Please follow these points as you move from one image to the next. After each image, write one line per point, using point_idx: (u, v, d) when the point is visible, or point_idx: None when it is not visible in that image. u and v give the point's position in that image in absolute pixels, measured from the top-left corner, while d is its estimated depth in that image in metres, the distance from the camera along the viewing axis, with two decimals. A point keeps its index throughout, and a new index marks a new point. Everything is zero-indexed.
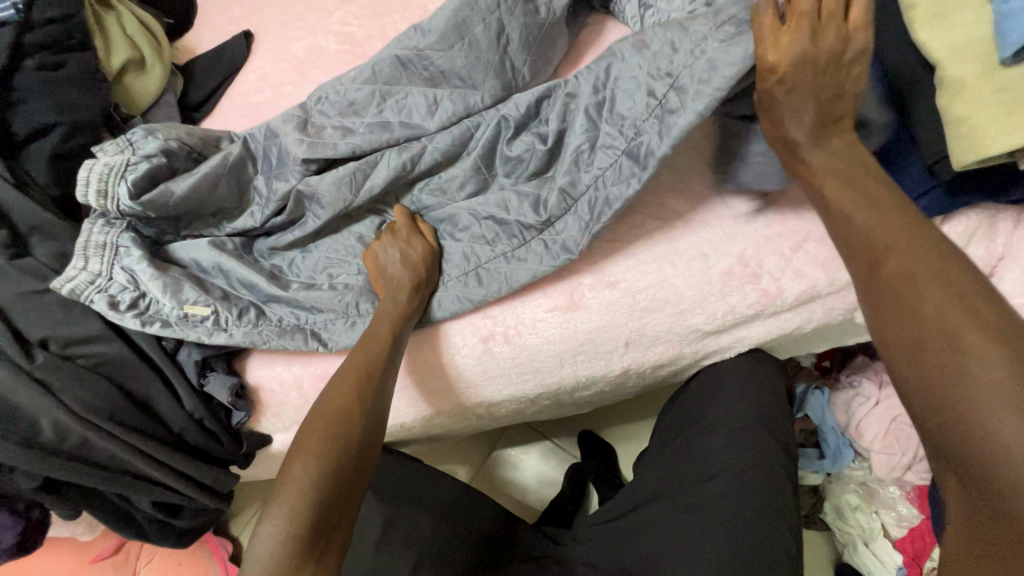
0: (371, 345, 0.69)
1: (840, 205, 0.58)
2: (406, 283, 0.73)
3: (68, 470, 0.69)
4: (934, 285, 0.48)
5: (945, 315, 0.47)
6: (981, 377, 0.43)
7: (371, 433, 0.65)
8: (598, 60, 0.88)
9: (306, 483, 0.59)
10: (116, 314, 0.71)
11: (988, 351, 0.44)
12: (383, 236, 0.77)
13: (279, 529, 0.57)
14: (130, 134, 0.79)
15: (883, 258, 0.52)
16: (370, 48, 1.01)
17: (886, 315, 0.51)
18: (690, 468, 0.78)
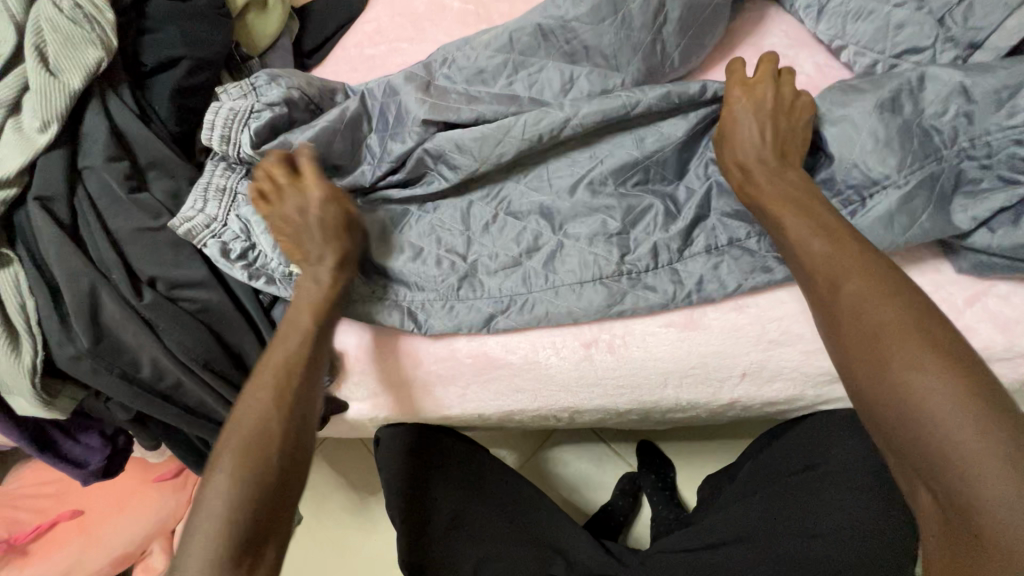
0: (290, 342, 0.62)
1: (796, 235, 0.57)
2: (328, 261, 0.66)
3: (160, 408, 0.70)
4: (904, 328, 0.48)
5: (917, 359, 0.46)
6: (949, 424, 0.43)
7: (293, 451, 0.56)
8: (754, 51, 0.78)
9: (229, 493, 0.52)
10: (226, 263, 0.70)
11: (958, 400, 0.43)
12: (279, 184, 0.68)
13: (207, 539, 0.51)
14: (254, 78, 0.76)
15: (838, 290, 0.52)
16: (495, 11, 0.94)
17: (853, 351, 0.50)
18: (792, 519, 0.72)
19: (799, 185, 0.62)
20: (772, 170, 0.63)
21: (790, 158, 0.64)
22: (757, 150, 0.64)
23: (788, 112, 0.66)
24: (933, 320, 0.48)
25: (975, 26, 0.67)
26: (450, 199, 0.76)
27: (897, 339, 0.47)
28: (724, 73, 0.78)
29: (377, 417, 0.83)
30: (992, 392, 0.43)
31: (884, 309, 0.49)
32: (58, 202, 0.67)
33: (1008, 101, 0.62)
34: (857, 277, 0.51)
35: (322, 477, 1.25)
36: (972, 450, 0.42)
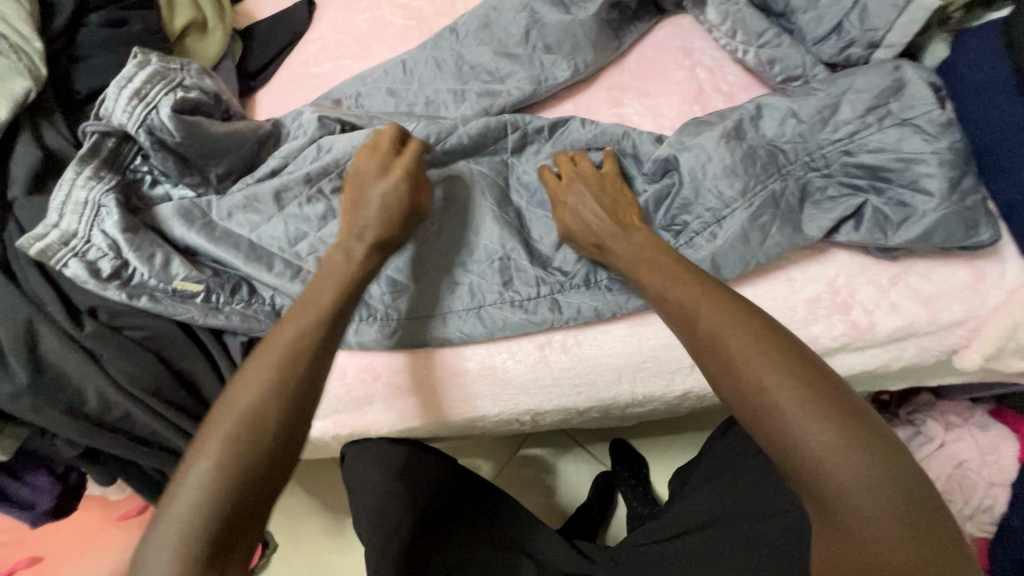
0: (288, 330, 0.57)
1: (657, 289, 0.60)
2: (374, 233, 0.67)
3: (108, 441, 0.68)
4: (761, 359, 0.50)
5: (780, 395, 0.48)
6: (823, 447, 0.46)
7: (308, 442, 0.54)
8: (683, 56, 0.82)
9: (208, 479, 0.49)
10: (97, 283, 0.66)
11: (820, 421, 0.47)
12: (370, 165, 0.70)
13: (190, 509, 0.47)
14: (188, 64, 0.77)
15: (714, 337, 0.53)
16: (437, 26, 0.96)
17: (729, 396, 0.52)
18: (746, 507, 0.75)
19: (650, 243, 0.65)
20: (619, 235, 0.66)
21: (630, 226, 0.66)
22: (592, 224, 0.68)
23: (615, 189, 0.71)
24: (788, 344, 0.51)
25: (871, 28, 0.68)
26: (339, 220, 0.75)
27: (757, 379, 0.50)
28: (658, 77, 0.82)
29: (340, 435, 0.82)
30: (853, 408, 0.48)
31: (758, 350, 0.51)
32: None
33: (905, 95, 0.66)
34: (719, 319, 0.54)
35: (295, 500, 1.23)
36: (848, 468, 0.45)
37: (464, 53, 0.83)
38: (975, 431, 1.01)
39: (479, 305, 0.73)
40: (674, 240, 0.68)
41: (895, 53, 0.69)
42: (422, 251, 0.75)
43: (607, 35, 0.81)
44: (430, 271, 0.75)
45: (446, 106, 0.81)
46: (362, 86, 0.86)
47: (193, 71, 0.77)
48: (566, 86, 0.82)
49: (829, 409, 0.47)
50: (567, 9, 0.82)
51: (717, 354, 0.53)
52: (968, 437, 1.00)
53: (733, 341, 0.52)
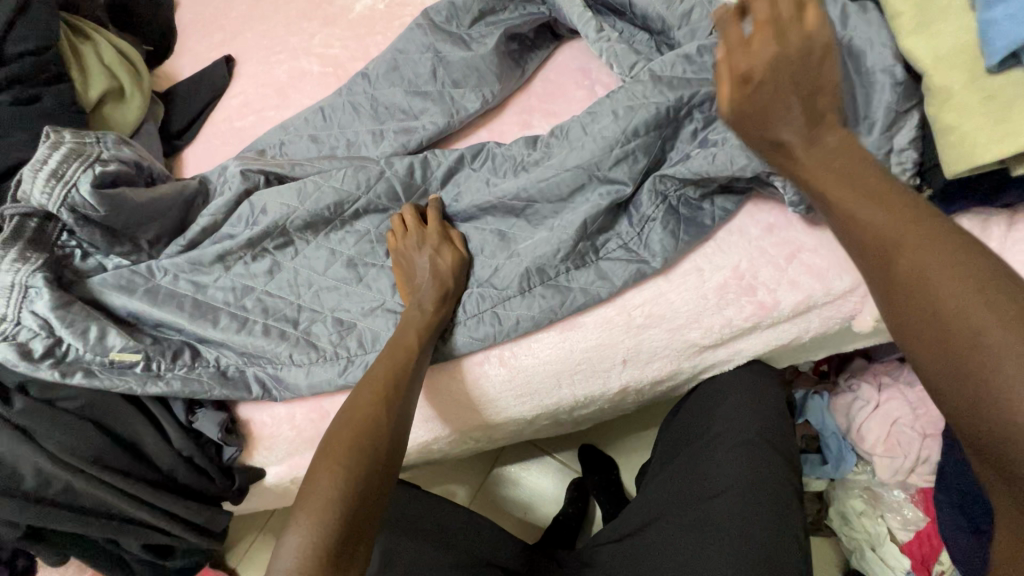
0: (390, 358, 0.67)
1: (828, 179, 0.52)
2: (433, 294, 0.72)
3: (50, 519, 0.67)
4: (943, 267, 0.43)
5: (963, 320, 0.40)
6: (980, 332, 0.39)
7: (375, 458, 0.60)
8: (582, 76, 0.88)
9: (335, 479, 0.57)
10: (28, 364, 0.66)
11: (978, 303, 0.40)
12: (411, 239, 0.75)
13: (306, 540, 0.54)
14: (100, 134, 0.78)
15: (887, 253, 0.46)
16: (353, 70, 1.00)
17: (894, 312, 0.45)
18: (695, 485, 0.77)
19: (846, 144, 0.53)
20: (799, 113, 0.54)
21: (826, 116, 0.54)
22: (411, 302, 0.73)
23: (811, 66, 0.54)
24: (941, 229, 0.45)
25: None
26: (282, 272, 0.79)
27: (952, 313, 0.41)
28: (562, 98, 0.87)
29: (298, 477, 0.82)
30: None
31: (919, 235, 0.45)
32: None
33: None
34: (885, 216, 0.47)
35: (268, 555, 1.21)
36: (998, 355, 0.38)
37: (377, 94, 0.87)
38: (904, 389, 1.07)
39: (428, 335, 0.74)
40: (592, 251, 0.74)
41: None
42: (366, 293, 0.78)
43: (510, 65, 0.87)
44: (377, 309, 0.76)
45: (366, 147, 0.85)
46: (284, 135, 0.88)
47: (109, 143, 0.78)
48: (477, 116, 0.87)
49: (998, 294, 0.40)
50: (468, 45, 0.88)
51: (904, 285, 0.44)
52: (899, 395, 1.06)
53: (927, 270, 0.43)
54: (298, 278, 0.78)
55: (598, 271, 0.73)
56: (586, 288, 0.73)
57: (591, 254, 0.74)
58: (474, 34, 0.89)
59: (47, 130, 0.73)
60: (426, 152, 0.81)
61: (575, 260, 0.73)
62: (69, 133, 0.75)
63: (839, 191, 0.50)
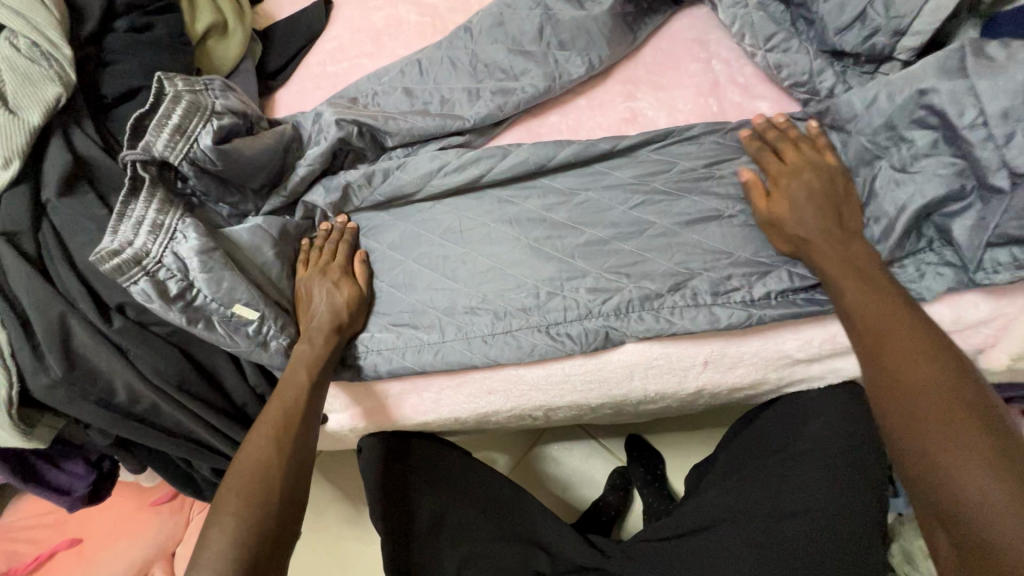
0: (289, 391, 0.67)
1: (851, 300, 0.60)
2: (326, 328, 0.71)
3: (136, 431, 0.71)
4: (946, 386, 0.52)
5: (962, 442, 0.49)
6: (952, 465, 0.49)
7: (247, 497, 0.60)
8: (699, 48, 0.81)
9: (232, 528, 0.57)
10: (163, 304, 0.67)
11: (970, 455, 0.48)
12: (312, 268, 0.76)
13: (244, 528, 0.58)
14: (207, 79, 0.78)
15: (882, 342, 0.56)
16: (451, 22, 0.96)
17: (888, 407, 0.54)
18: (764, 501, 0.72)
19: (846, 253, 0.62)
20: (839, 238, 0.64)
21: (857, 257, 0.62)
22: (807, 214, 0.65)
23: (829, 183, 0.67)
24: (960, 376, 0.53)
25: (897, 15, 0.67)
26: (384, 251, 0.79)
27: (943, 423, 0.50)
28: (673, 71, 0.80)
29: (357, 427, 0.85)
30: (986, 433, 0.49)
31: (925, 395, 0.52)
32: (24, 236, 0.68)
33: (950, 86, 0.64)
34: (891, 338, 0.56)
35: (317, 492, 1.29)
36: (988, 500, 0.46)
37: (478, 51, 0.83)
38: None
39: (507, 331, 0.72)
40: (708, 289, 0.68)
41: (923, 39, 0.67)
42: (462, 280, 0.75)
43: (621, 30, 0.81)
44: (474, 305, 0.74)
45: (460, 106, 0.81)
46: (378, 85, 0.86)
47: (216, 90, 0.78)
48: (579, 83, 0.81)
49: (981, 452, 0.48)
50: (580, 5, 0.82)
51: (892, 384, 0.54)
52: None
53: (921, 391, 0.52)
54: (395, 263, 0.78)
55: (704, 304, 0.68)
56: (694, 312, 0.68)
57: (710, 295, 0.68)
58: None
59: (156, 77, 0.74)
60: (546, 141, 0.77)
61: (685, 294, 0.69)
62: (180, 80, 0.75)
63: (868, 328, 0.58)
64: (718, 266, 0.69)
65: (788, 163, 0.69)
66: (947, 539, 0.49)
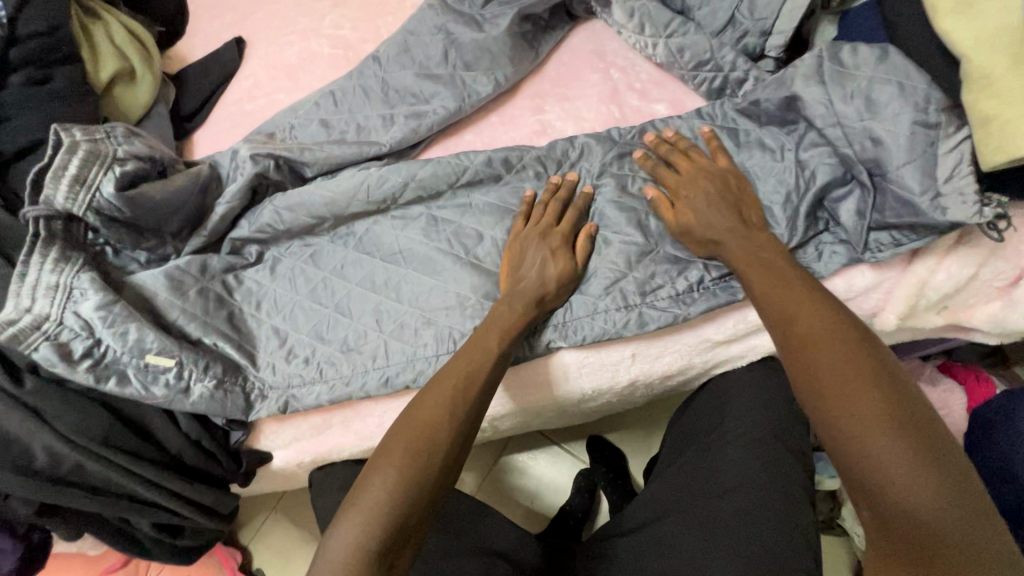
0: (472, 357, 0.64)
1: (762, 289, 0.61)
2: (529, 295, 0.68)
3: (63, 496, 0.68)
4: (850, 363, 0.52)
5: (868, 416, 0.49)
6: (881, 440, 0.48)
7: (427, 464, 0.57)
8: (598, 59, 0.86)
9: (390, 486, 0.55)
10: (66, 366, 0.65)
11: (892, 446, 0.48)
12: (530, 233, 0.73)
13: (352, 538, 0.53)
14: (109, 127, 0.77)
15: (793, 318, 0.57)
16: (364, 52, 0.98)
17: (801, 380, 0.55)
18: (703, 482, 0.75)
19: (766, 245, 0.64)
20: (739, 233, 0.65)
21: (760, 234, 0.65)
22: (721, 214, 0.67)
23: (733, 185, 0.69)
24: (887, 369, 0.52)
25: (761, 17, 0.75)
26: (316, 278, 0.78)
27: (841, 396, 0.51)
28: (576, 82, 0.85)
29: (303, 462, 0.84)
30: (905, 412, 0.49)
31: (847, 377, 0.52)
32: None
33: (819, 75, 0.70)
34: (809, 330, 0.56)
35: (281, 535, 1.26)
36: (917, 497, 0.46)
37: (388, 78, 0.85)
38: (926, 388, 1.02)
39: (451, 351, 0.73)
40: (636, 289, 0.71)
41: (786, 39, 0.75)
42: (398, 304, 0.76)
43: (524, 48, 0.85)
44: (411, 326, 0.75)
45: (376, 131, 0.83)
46: (294, 118, 0.87)
47: (119, 136, 0.77)
48: (490, 101, 0.85)
49: (910, 447, 0.47)
50: (482, 27, 0.85)
51: (800, 354, 0.55)
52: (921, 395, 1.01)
53: (816, 361, 0.54)
54: (326, 291, 0.78)
55: (629, 303, 0.70)
56: (621, 311, 0.70)
57: (637, 294, 0.70)
58: (487, 15, 0.86)
59: (53, 129, 0.71)
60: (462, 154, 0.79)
61: (616, 297, 0.71)
62: (77, 130, 0.73)
63: (773, 303, 0.60)
64: (645, 265, 0.72)
65: (692, 171, 0.71)
66: (873, 523, 0.49)
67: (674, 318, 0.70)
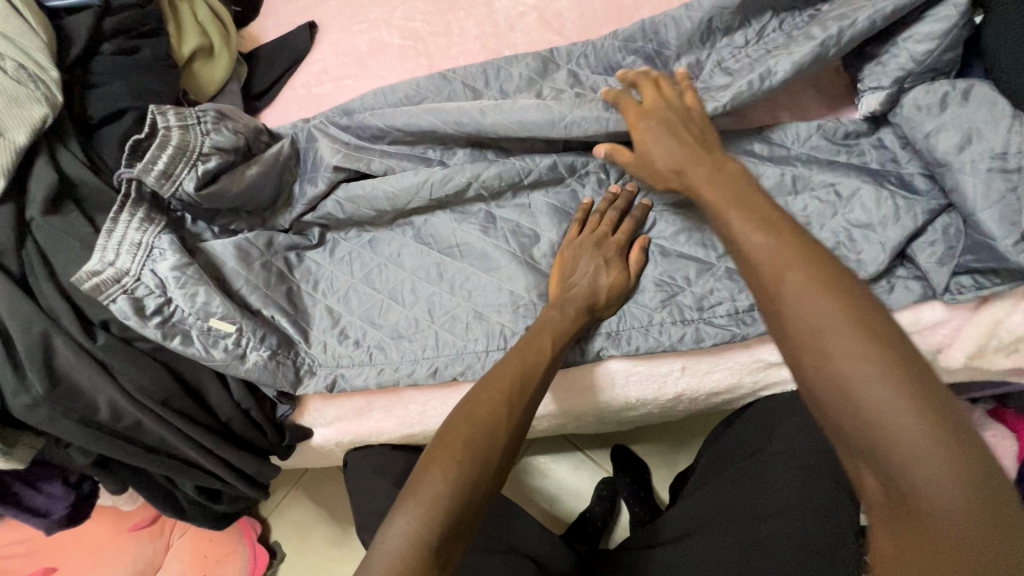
0: (529, 354, 0.65)
1: (731, 212, 0.54)
2: (580, 301, 0.69)
3: (119, 449, 0.71)
4: (826, 297, 0.45)
5: (840, 352, 0.43)
6: (870, 389, 0.41)
7: (489, 453, 0.57)
8: None
9: (452, 477, 0.54)
10: (139, 320, 0.67)
11: (884, 378, 0.41)
12: (585, 241, 0.73)
13: (411, 531, 0.51)
14: (201, 110, 0.78)
15: (775, 260, 0.48)
16: (432, 45, 0.99)
17: (772, 311, 0.48)
18: (745, 502, 0.74)
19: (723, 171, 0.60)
20: (688, 151, 0.63)
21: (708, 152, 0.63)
22: (675, 138, 0.65)
23: (685, 114, 0.68)
24: (863, 309, 0.44)
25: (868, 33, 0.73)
26: (377, 264, 0.80)
27: (819, 326, 0.44)
28: None
29: (342, 441, 0.86)
30: (887, 348, 0.42)
31: (838, 319, 0.44)
32: (7, 254, 0.68)
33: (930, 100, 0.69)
34: (795, 270, 0.47)
35: (302, 510, 1.29)
36: (912, 453, 0.39)
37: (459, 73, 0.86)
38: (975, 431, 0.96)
39: (502, 349, 0.74)
40: (693, 304, 0.70)
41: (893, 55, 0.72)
42: (453, 296, 0.77)
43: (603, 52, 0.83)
44: (466, 319, 0.75)
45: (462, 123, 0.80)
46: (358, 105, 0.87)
47: (209, 121, 0.78)
48: None
49: (906, 379, 0.40)
50: None
51: (765, 280, 0.49)
52: None
53: (788, 286, 0.47)
54: (384, 275, 0.79)
55: (687, 317, 0.70)
56: (678, 324, 0.70)
57: (694, 310, 0.70)
58: None
59: (149, 111, 0.74)
60: (533, 153, 0.79)
61: (672, 310, 0.71)
62: (172, 113, 0.75)
63: (744, 219, 0.53)
64: (704, 281, 0.71)
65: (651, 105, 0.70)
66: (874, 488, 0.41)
67: (735, 335, 0.69)
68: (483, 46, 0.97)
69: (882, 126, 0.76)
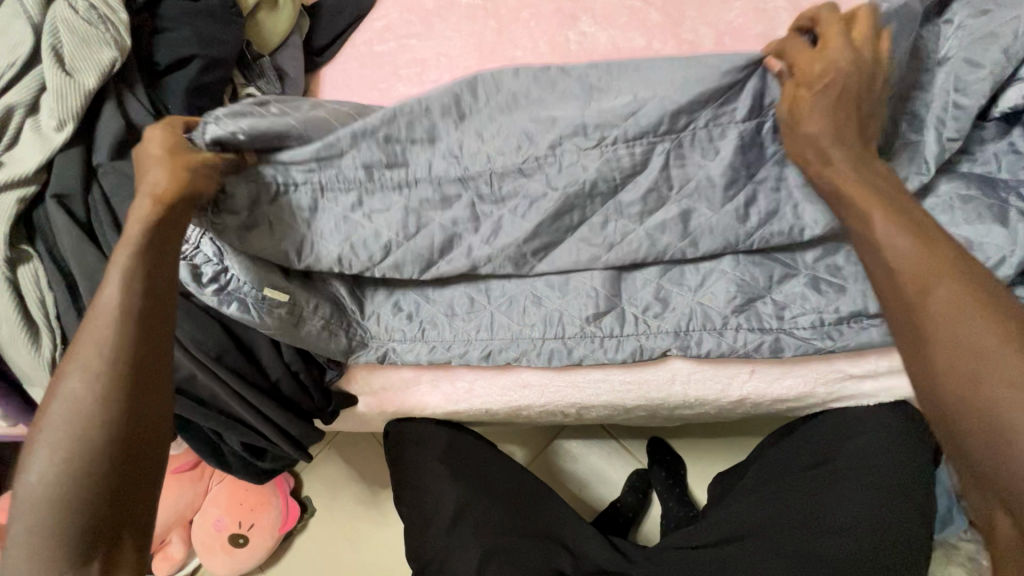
0: (102, 301, 0.54)
1: (863, 206, 0.53)
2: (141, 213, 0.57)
3: (175, 400, 0.72)
4: (968, 301, 0.46)
5: (979, 359, 0.44)
6: (1001, 394, 0.42)
7: (81, 431, 0.50)
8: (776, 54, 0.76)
9: (54, 474, 0.49)
10: (196, 287, 0.66)
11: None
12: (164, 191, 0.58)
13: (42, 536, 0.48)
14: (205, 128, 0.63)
15: (891, 245, 0.50)
16: (503, 6, 0.93)
17: (909, 319, 0.48)
18: (804, 516, 0.71)
19: (879, 175, 0.55)
20: (853, 151, 0.55)
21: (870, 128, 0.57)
22: (826, 124, 0.56)
23: (871, 78, 0.56)
24: (993, 292, 0.46)
25: None
26: None
27: (951, 318, 0.46)
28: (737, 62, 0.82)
29: (386, 411, 0.85)
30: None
31: (959, 323, 0.45)
32: (74, 199, 0.67)
33: None
34: (935, 267, 0.48)
35: (335, 469, 1.31)
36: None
37: None
38: None
39: (559, 337, 0.70)
40: (773, 313, 0.66)
41: None
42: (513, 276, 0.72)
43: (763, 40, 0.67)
44: (526, 302, 0.71)
45: (569, 145, 0.62)
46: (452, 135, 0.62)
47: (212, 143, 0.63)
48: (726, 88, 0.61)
49: None
50: None
51: (906, 288, 0.49)
52: None
53: (947, 291, 0.46)
54: None
55: (764, 324, 0.66)
56: (754, 329, 0.66)
57: (774, 318, 0.66)
58: None
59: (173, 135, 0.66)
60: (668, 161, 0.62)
61: (750, 316, 0.67)
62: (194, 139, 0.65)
63: (891, 222, 0.51)
64: (787, 287, 0.67)
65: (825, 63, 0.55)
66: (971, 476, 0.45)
67: (810, 343, 0.65)
68: (558, 9, 0.90)
69: (1011, 127, 0.68)
